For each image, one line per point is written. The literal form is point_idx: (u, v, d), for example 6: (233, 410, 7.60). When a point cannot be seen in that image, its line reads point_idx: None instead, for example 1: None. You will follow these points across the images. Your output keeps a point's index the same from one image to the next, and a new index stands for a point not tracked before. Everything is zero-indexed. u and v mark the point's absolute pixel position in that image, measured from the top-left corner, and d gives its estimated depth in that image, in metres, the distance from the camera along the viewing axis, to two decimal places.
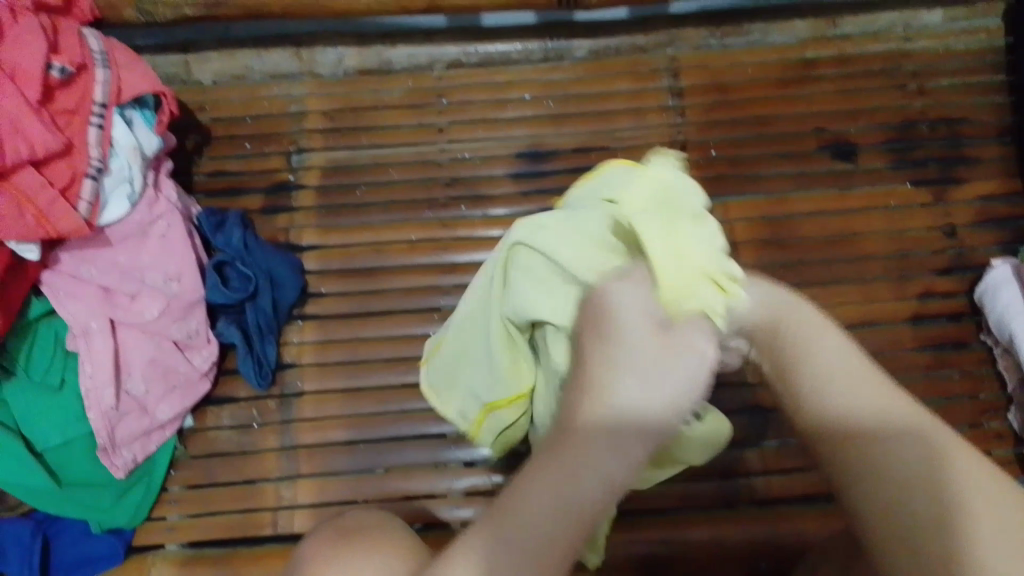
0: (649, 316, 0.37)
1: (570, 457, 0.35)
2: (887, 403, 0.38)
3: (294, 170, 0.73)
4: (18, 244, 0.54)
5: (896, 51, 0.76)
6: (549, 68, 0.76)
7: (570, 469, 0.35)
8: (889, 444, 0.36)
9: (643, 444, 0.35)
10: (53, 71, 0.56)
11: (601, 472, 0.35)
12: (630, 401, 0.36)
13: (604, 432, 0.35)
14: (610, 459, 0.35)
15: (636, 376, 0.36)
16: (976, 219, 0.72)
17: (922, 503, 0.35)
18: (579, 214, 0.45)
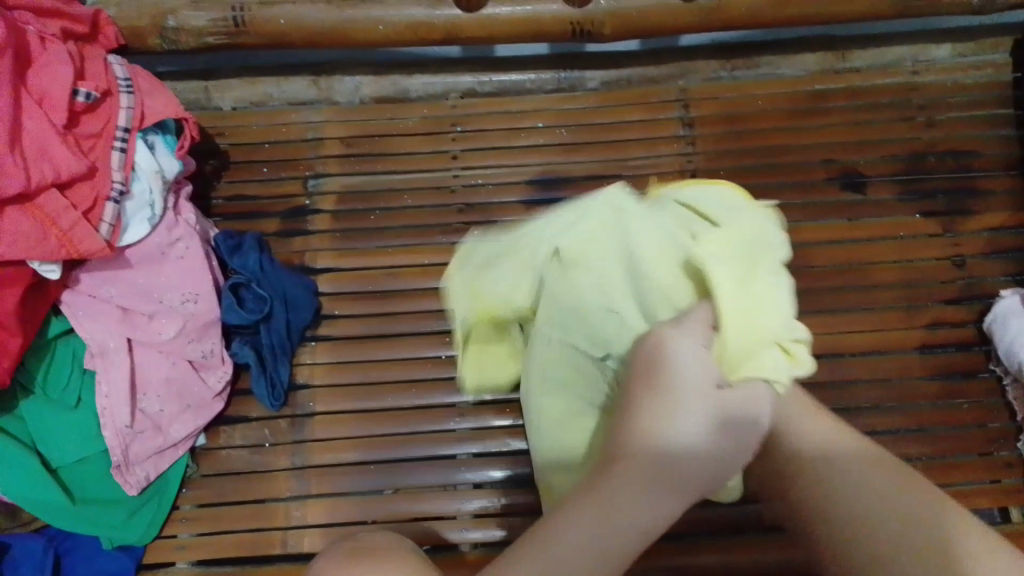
0: (707, 374, 0.41)
1: (625, 486, 0.39)
2: (841, 438, 0.48)
3: (311, 194, 0.74)
4: (41, 264, 0.56)
5: (906, 85, 0.77)
6: (562, 98, 0.78)
7: (624, 497, 0.38)
8: (856, 472, 0.46)
9: (678, 486, 0.40)
10: (80, 97, 0.58)
11: (650, 506, 0.39)
12: (677, 446, 0.40)
13: (647, 473, 0.39)
14: (647, 500, 0.39)
15: (684, 428, 0.40)
16: (985, 250, 0.73)
17: (898, 520, 0.43)
18: (663, 217, 0.48)
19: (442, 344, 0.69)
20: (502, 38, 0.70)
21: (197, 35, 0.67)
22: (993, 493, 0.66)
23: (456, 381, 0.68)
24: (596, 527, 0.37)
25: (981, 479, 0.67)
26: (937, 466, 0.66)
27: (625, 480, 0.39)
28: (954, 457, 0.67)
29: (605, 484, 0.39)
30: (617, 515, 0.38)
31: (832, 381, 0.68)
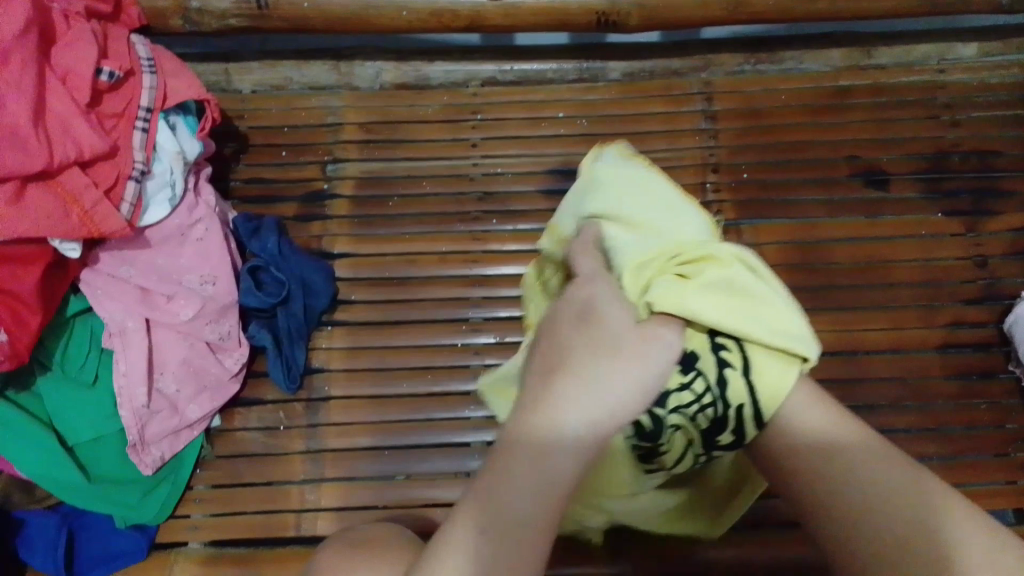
0: (602, 337, 0.40)
1: (533, 472, 0.37)
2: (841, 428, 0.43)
3: (330, 179, 0.74)
4: (62, 242, 0.56)
5: (931, 83, 0.77)
6: (585, 88, 0.77)
7: (534, 481, 0.37)
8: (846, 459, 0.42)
9: (558, 452, 0.37)
10: (103, 76, 0.58)
11: (537, 485, 0.37)
12: (563, 409, 0.38)
13: (533, 442, 0.37)
14: (526, 473, 0.37)
15: (572, 386, 0.38)
16: (1008, 250, 0.72)
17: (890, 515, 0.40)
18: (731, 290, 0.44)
19: (458, 332, 0.69)
20: (524, 27, 0.70)
21: (219, 17, 0.67)
22: (1011, 494, 0.65)
23: (471, 369, 0.68)
24: (488, 516, 0.37)
25: (999, 480, 0.66)
26: (955, 466, 0.66)
27: (532, 462, 0.37)
28: (972, 458, 0.66)
29: (502, 468, 0.37)
30: (520, 500, 0.37)
31: (849, 378, 0.68)
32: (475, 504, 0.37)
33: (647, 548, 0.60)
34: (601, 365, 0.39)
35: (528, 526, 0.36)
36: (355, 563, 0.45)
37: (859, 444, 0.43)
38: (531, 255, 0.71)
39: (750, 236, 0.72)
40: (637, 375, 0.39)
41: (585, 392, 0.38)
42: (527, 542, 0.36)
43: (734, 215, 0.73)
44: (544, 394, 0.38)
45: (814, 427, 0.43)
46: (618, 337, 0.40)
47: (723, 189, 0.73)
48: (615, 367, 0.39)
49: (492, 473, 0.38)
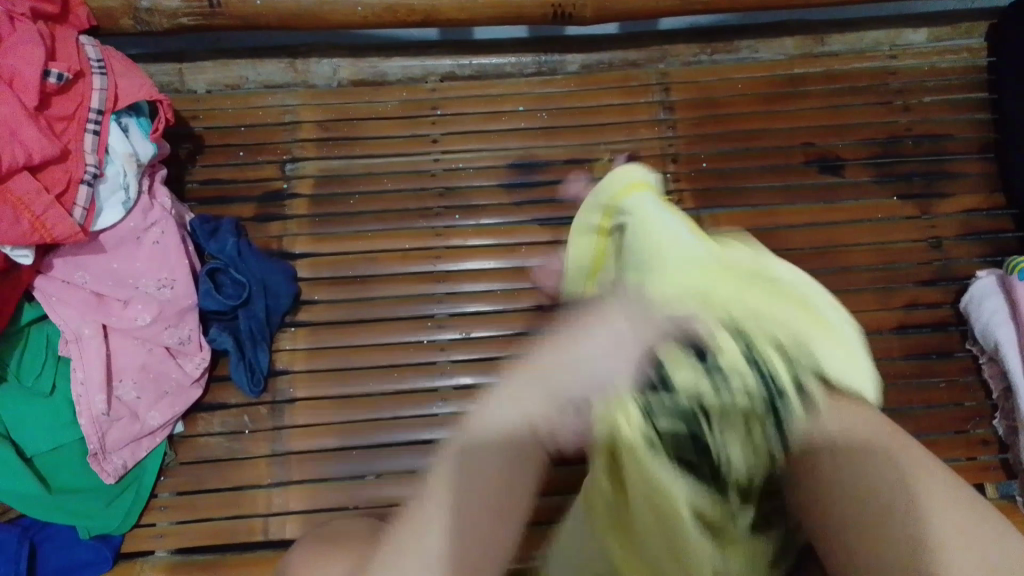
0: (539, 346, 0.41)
1: (447, 458, 0.36)
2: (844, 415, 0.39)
3: (288, 178, 0.73)
4: (13, 248, 0.54)
5: (883, 69, 0.78)
6: (543, 81, 0.77)
7: (494, 482, 0.36)
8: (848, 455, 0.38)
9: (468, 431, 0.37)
10: (51, 78, 0.57)
11: (452, 468, 0.36)
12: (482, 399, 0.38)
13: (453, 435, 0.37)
14: (442, 461, 0.36)
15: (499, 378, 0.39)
16: (960, 232, 0.74)
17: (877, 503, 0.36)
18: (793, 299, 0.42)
19: (423, 329, 0.68)
20: (481, 22, 0.70)
21: (171, 16, 0.65)
22: (968, 470, 0.67)
23: (437, 366, 0.67)
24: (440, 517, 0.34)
25: (957, 456, 0.68)
26: None
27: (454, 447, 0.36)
28: (930, 436, 0.68)
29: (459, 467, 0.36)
30: (437, 486, 0.35)
31: None
32: (424, 498, 0.35)
33: None
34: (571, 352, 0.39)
35: (485, 516, 0.35)
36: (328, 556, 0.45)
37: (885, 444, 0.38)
38: (494, 250, 0.71)
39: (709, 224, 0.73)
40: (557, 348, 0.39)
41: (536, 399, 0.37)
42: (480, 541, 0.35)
43: (694, 204, 0.74)
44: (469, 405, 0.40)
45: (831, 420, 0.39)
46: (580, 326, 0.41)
47: (682, 179, 0.74)
48: (543, 352, 0.39)
49: (447, 469, 0.36)
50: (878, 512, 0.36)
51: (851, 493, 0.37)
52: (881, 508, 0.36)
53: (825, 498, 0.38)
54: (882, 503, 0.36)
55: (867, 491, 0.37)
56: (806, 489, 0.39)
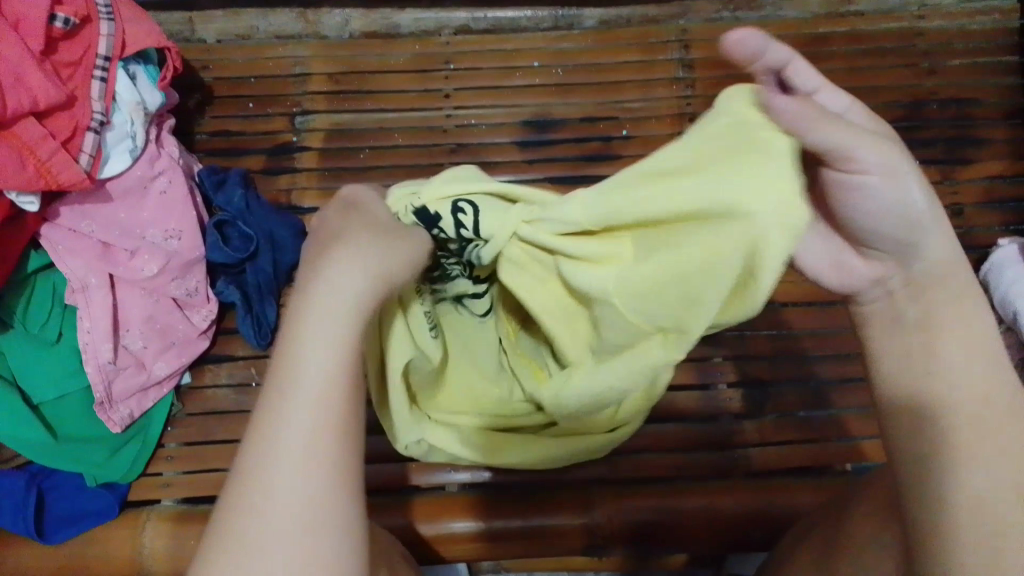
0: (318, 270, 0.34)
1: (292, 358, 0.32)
2: (970, 383, 0.34)
3: (297, 131, 0.72)
4: (19, 195, 0.54)
5: (910, 30, 0.76)
6: (559, 36, 0.76)
7: (311, 420, 0.31)
8: (935, 416, 0.34)
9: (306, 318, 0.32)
10: (57, 23, 0.56)
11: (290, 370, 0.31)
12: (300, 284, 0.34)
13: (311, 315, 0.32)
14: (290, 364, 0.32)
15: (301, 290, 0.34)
16: (982, 200, 0.72)
17: (926, 466, 0.34)
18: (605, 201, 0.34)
19: None
20: None
21: None
22: None
23: None
24: (279, 491, 0.30)
25: None
26: None
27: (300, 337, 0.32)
28: None
29: (279, 430, 0.31)
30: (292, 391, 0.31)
31: (818, 329, 0.68)
32: (265, 427, 0.31)
33: (623, 498, 0.60)
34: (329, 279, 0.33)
35: (329, 461, 0.31)
36: None
37: (961, 422, 0.34)
38: None
39: None
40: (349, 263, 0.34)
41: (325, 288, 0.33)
42: (326, 485, 0.30)
43: None
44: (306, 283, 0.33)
45: (943, 381, 0.34)
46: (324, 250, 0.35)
47: None
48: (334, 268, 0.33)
49: (263, 436, 0.31)
50: (928, 488, 0.34)
51: (923, 462, 0.34)
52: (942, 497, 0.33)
53: (902, 459, 0.35)
54: (942, 481, 0.34)
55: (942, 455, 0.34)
56: (893, 442, 0.36)
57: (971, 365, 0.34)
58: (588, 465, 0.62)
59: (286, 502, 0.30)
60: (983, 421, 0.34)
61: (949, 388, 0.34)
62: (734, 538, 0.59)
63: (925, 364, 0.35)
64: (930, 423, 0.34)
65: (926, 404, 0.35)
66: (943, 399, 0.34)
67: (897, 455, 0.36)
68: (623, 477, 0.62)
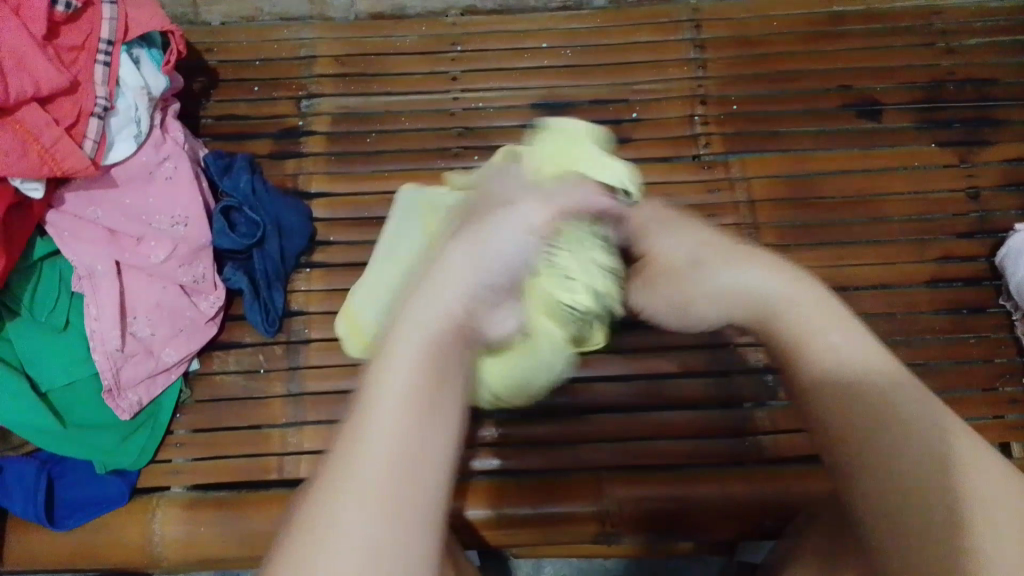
0: (457, 279, 0.34)
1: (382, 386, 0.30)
2: (870, 355, 0.34)
3: (303, 115, 0.71)
4: (23, 181, 0.53)
5: (927, 8, 0.74)
6: (568, 17, 0.74)
7: (401, 430, 0.29)
8: (880, 408, 0.32)
9: (402, 344, 0.31)
10: (59, 7, 0.55)
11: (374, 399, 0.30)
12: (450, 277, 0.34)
13: (402, 342, 0.31)
14: (377, 391, 0.30)
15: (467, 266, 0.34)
16: (1001, 182, 0.70)
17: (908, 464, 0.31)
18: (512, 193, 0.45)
19: None
20: None
21: None
22: (994, 429, 0.65)
23: None
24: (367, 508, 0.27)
25: (984, 415, 0.65)
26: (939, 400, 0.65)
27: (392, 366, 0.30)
28: (960, 392, 0.65)
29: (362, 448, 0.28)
30: (378, 419, 0.29)
31: None
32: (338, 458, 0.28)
33: (631, 487, 0.60)
34: (424, 300, 0.33)
35: (416, 471, 0.28)
36: None
37: (894, 401, 0.32)
38: None
39: (738, 168, 0.70)
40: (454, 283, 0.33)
41: (426, 293, 0.33)
42: (413, 498, 0.27)
43: (722, 147, 0.71)
44: (401, 313, 0.33)
45: (851, 355, 0.34)
46: (439, 275, 0.34)
47: (711, 122, 0.71)
48: (457, 257, 0.34)
49: (345, 450, 0.28)
50: (904, 483, 0.30)
51: (882, 462, 0.31)
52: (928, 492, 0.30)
53: (860, 474, 0.32)
54: (917, 471, 0.30)
55: (917, 452, 0.31)
56: (840, 453, 0.33)
57: (868, 349, 0.34)
58: (597, 453, 0.62)
59: (346, 534, 0.26)
60: (905, 391, 0.33)
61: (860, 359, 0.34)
62: (742, 526, 0.59)
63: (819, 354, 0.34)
64: (874, 417, 0.32)
65: (848, 398, 0.33)
66: (870, 375, 0.33)
67: (852, 468, 0.32)
68: (633, 464, 0.62)
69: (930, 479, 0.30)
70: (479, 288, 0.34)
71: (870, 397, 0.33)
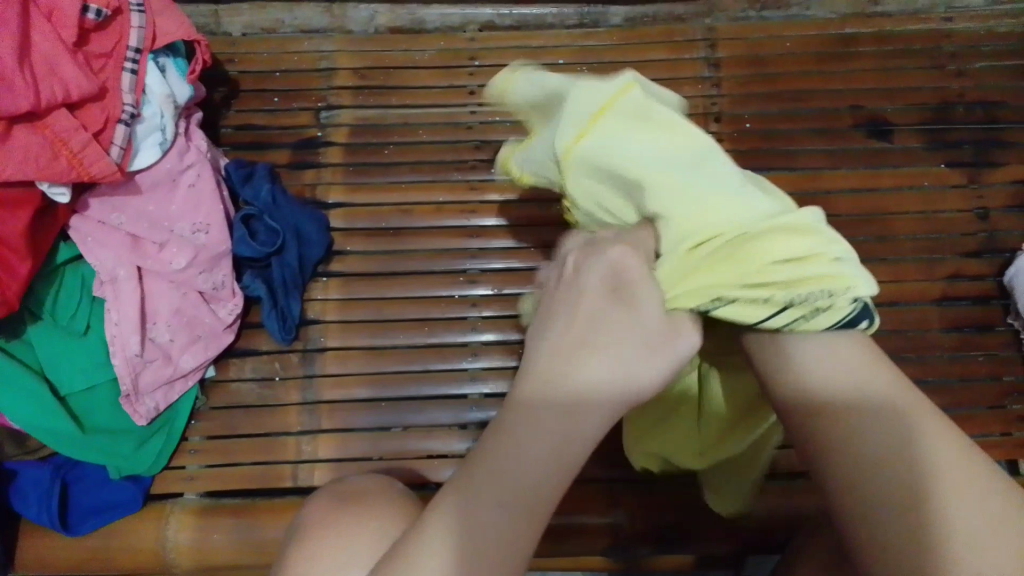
0: (612, 363, 0.37)
1: (509, 434, 0.35)
2: (867, 374, 0.38)
3: (322, 126, 0.72)
4: (50, 185, 0.54)
5: (937, 31, 0.76)
6: (585, 33, 0.75)
7: (491, 490, 0.34)
8: (868, 417, 0.37)
9: (546, 399, 0.36)
10: (90, 15, 0.55)
11: (499, 440, 0.36)
12: (602, 370, 0.36)
13: (544, 392, 0.36)
14: (512, 435, 0.35)
15: (615, 350, 0.37)
16: (1009, 203, 0.71)
17: (899, 475, 0.35)
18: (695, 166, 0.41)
19: (456, 284, 0.67)
20: None
21: None
22: (1003, 446, 0.65)
23: (468, 321, 0.66)
24: (468, 560, 0.33)
25: (993, 432, 0.66)
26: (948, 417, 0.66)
27: (519, 417, 0.36)
28: (969, 410, 0.66)
29: (457, 510, 0.35)
30: (496, 459, 0.35)
31: None
32: (459, 494, 0.35)
33: (644, 500, 0.61)
34: (581, 359, 0.37)
35: (525, 510, 0.34)
36: (336, 515, 0.44)
37: (881, 412, 0.37)
38: (529, 206, 0.69)
39: None
40: (610, 355, 0.37)
41: (571, 359, 0.37)
42: (525, 542, 0.34)
43: (736, 164, 0.72)
44: (554, 349, 0.37)
45: (847, 371, 0.38)
46: (595, 336, 0.37)
47: (725, 139, 0.72)
48: (608, 352, 0.37)
49: (470, 475, 0.35)
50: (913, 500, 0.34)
51: (862, 462, 0.36)
52: (905, 486, 0.35)
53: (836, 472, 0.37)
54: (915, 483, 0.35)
55: (910, 460, 0.35)
56: (839, 466, 0.37)
57: (868, 369, 0.38)
58: (610, 465, 0.62)
59: (457, 556, 0.34)
60: (892, 401, 0.37)
61: (848, 377, 0.38)
62: (754, 539, 0.60)
63: (815, 365, 0.39)
64: (862, 431, 0.36)
65: (841, 411, 0.37)
66: (861, 391, 0.37)
67: (853, 478, 0.36)
68: (647, 479, 0.62)
69: (935, 491, 0.34)
70: (619, 376, 0.37)
71: (867, 408, 0.37)
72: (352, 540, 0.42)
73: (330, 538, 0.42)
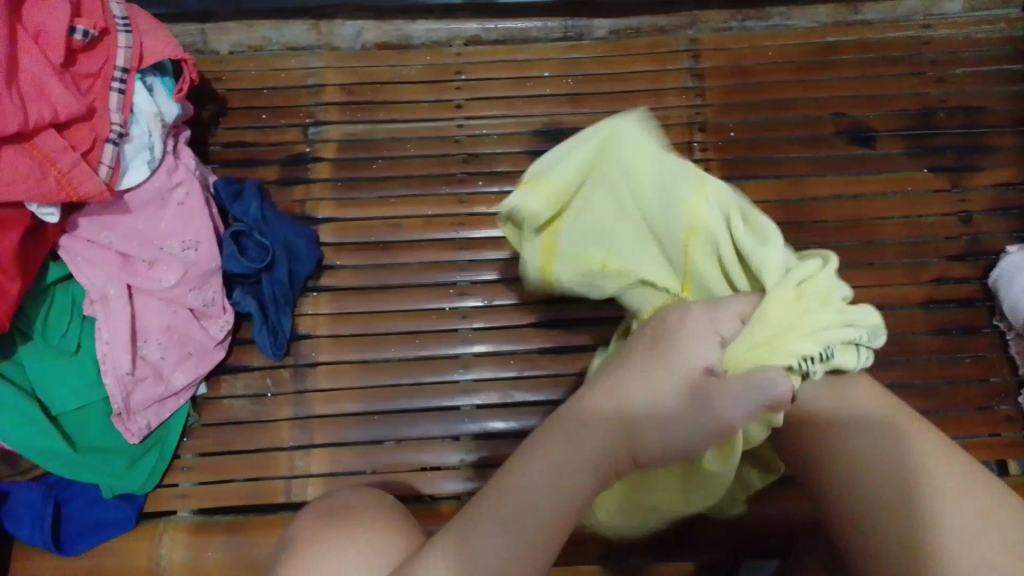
0: (642, 394, 0.41)
1: (540, 446, 0.40)
2: (866, 399, 0.42)
3: (311, 142, 0.73)
4: (39, 206, 0.54)
5: (916, 39, 0.77)
6: (570, 46, 0.76)
7: (512, 499, 0.38)
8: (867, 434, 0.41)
9: (576, 418, 0.41)
10: (77, 35, 0.56)
11: (530, 451, 0.40)
12: (634, 398, 0.41)
13: (577, 414, 0.41)
14: (542, 447, 0.40)
15: (647, 380, 0.41)
16: (992, 207, 0.72)
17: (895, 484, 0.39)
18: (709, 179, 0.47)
19: (446, 296, 0.68)
20: None
21: None
22: (990, 447, 0.66)
23: (459, 333, 0.67)
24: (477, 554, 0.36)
25: (981, 433, 0.66)
26: (936, 419, 0.66)
27: (553, 434, 0.41)
28: (957, 412, 0.66)
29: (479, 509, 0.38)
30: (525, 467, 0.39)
31: None
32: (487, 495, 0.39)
33: None
34: (617, 387, 0.42)
35: (541, 512, 0.38)
36: (333, 527, 0.44)
37: (878, 429, 0.41)
38: None
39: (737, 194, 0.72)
40: (643, 387, 0.41)
41: (608, 391, 0.42)
42: (537, 544, 0.37)
43: (721, 173, 0.73)
44: (596, 384, 0.43)
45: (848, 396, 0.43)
46: (634, 371, 0.42)
47: (709, 149, 0.73)
48: (641, 382, 0.41)
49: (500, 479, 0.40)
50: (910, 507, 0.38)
51: (863, 473, 0.40)
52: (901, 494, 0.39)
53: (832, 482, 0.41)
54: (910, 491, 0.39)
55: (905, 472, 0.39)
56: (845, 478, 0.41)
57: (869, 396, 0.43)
58: None
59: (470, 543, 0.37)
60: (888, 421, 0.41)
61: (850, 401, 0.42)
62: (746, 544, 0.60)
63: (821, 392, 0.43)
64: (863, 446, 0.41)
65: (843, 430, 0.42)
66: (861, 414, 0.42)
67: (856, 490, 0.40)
68: None
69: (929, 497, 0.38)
70: (646, 406, 0.41)
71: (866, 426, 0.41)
72: (348, 553, 0.42)
73: (327, 551, 0.43)
